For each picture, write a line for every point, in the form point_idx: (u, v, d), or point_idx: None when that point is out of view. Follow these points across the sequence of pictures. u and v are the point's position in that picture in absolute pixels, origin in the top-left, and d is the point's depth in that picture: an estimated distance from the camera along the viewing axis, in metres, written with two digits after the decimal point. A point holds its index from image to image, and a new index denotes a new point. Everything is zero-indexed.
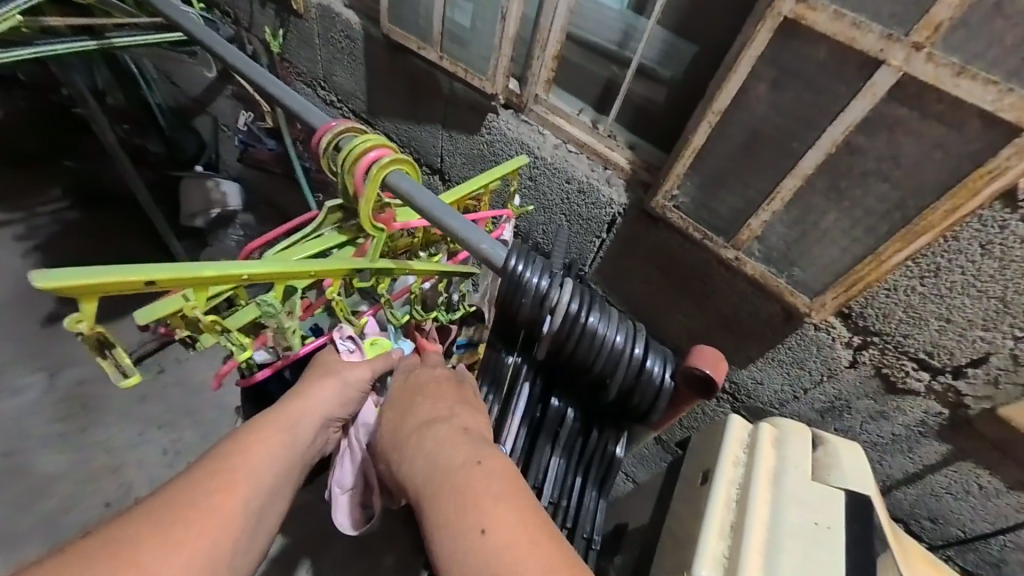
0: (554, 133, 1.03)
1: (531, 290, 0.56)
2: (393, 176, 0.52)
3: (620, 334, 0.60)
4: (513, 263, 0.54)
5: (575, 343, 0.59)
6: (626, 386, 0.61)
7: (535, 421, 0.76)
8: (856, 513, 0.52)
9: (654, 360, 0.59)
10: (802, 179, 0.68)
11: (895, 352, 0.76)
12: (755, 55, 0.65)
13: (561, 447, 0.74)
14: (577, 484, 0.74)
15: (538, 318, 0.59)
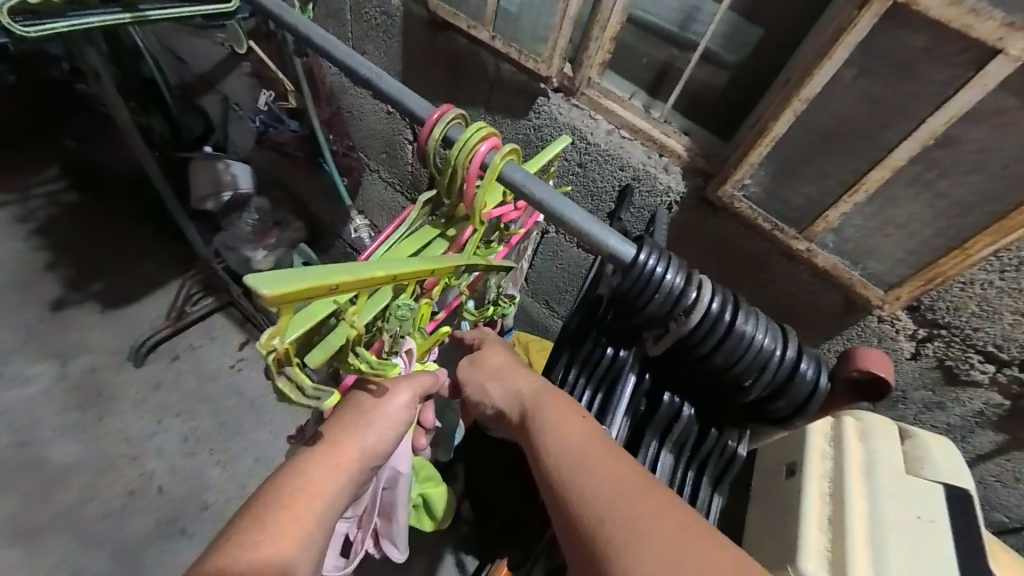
0: (606, 118, 0.98)
1: (668, 288, 0.53)
2: (506, 169, 0.56)
3: (767, 335, 0.57)
4: (643, 257, 0.53)
5: (712, 342, 0.56)
6: (768, 388, 0.59)
7: (639, 417, 0.69)
8: (954, 506, 0.53)
9: (808, 363, 0.57)
10: (890, 171, 0.67)
11: (962, 345, 0.76)
12: (854, 41, 0.62)
13: (671, 444, 0.67)
14: (689, 478, 0.67)
15: (673, 315, 0.56)
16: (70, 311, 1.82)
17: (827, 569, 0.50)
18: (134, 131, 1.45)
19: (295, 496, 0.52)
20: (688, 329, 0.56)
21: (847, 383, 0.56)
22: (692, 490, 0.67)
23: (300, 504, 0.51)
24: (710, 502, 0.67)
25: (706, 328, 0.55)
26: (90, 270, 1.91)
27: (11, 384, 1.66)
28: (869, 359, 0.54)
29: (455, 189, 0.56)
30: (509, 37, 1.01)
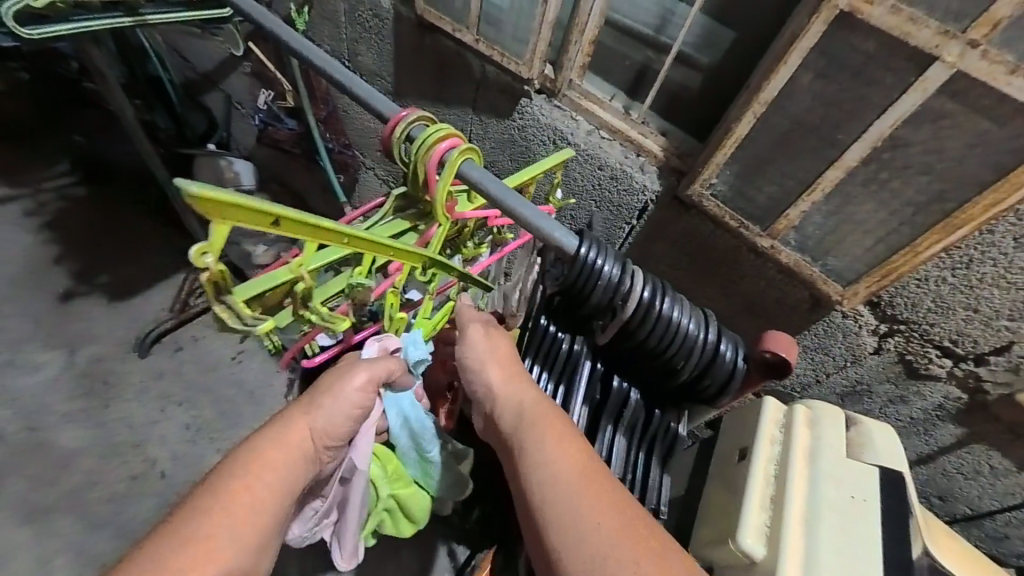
0: (586, 119, 1.01)
1: (607, 277, 0.58)
2: (464, 165, 0.60)
3: (692, 321, 0.62)
4: (584, 250, 0.57)
5: (648, 328, 0.60)
6: (697, 371, 0.63)
7: (595, 403, 0.76)
8: (890, 488, 0.56)
9: (727, 344, 0.61)
10: (845, 171, 0.70)
11: (920, 340, 0.79)
12: (807, 46, 0.65)
13: (625, 426, 0.74)
14: (642, 459, 0.73)
15: (613, 305, 0.61)
16: (77, 303, 1.89)
17: (764, 543, 0.53)
18: (139, 129, 1.51)
19: (254, 466, 0.57)
20: (626, 317, 0.61)
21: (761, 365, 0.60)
22: (643, 468, 0.73)
23: (257, 474, 0.56)
24: (660, 480, 0.73)
25: (641, 316, 0.60)
26: (97, 263, 1.98)
27: (21, 372, 1.73)
28: (778, 342, 0.59)
29: (419, 183, 0.60)
30: (491, 40, 1.04)
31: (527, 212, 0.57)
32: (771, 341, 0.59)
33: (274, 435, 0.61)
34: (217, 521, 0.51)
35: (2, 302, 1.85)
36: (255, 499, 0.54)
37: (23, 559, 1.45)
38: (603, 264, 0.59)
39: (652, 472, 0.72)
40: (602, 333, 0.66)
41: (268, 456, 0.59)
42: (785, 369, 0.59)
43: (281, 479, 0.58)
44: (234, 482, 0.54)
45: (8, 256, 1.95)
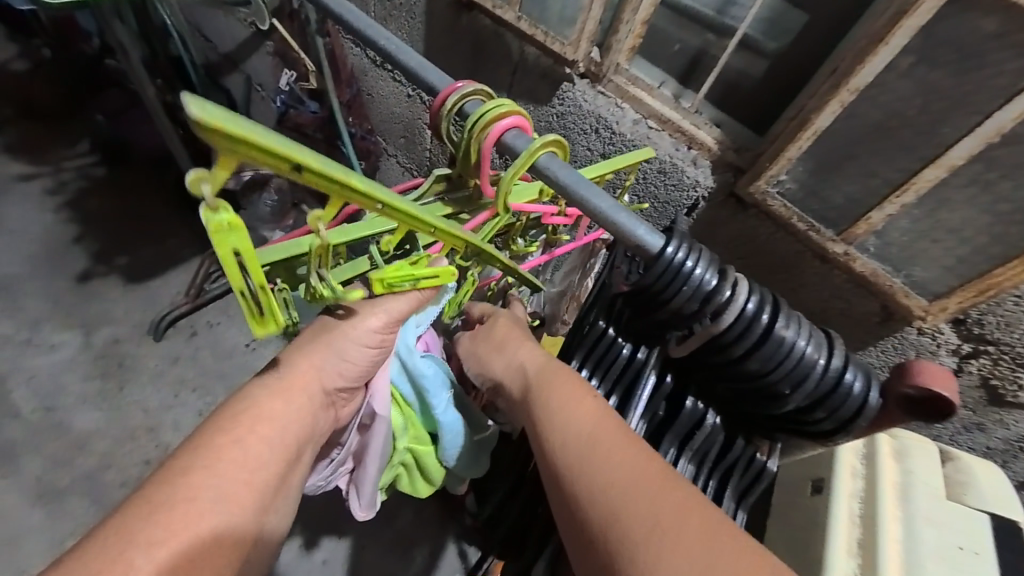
0: (633, 107, 0.93)
1: (698, 281, 0.50)
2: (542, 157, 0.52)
3: (809, 344, 0.52)
4: (671, 249, 0.50)
5: (749, 345, 0.52)
6: (808, 401, 0.53)
7: (658, 421, 0.63)
8: (1002, 538, 0.49)
9: (853, 374, 0.51)
10: (947, 170, 0.62)
11: (1010, 364, 0.70)
12: (914, 25, 0.57)
13: (693, 452, 0.62)
14: (711, 490, 0.62)
15: (702, 313, 0.52)
16: (94, 284, 1.87)
17: None
18: (159, 108, 1.46)
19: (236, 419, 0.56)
20: (722, 329, 0.52)
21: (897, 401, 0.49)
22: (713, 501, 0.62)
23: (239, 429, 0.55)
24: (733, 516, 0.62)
25: (742, 327, 0.52)
26: (115, 244, 1.96)
27: (39, 350, 1.72)
28: (928, 373, 0.47)
29: (470, 164, 0.53)
30: (534, 20, 0.97)
31: (601, 205, 0.50)
32: (914, 373, 0.47)
33: (272, 390, 0.59)
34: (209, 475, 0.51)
35: (22, 280, 1.84)
36: (251, 449, 0.54)
37: (38, 540, 1.45)
38: (693, 267, 0.50)
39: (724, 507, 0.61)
40: (679, 346, 0.58)
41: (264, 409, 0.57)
42: (934, 409, 0.46)
43: (271, 434, 0.56)
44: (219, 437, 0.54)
45: (26, 234, 1.93)
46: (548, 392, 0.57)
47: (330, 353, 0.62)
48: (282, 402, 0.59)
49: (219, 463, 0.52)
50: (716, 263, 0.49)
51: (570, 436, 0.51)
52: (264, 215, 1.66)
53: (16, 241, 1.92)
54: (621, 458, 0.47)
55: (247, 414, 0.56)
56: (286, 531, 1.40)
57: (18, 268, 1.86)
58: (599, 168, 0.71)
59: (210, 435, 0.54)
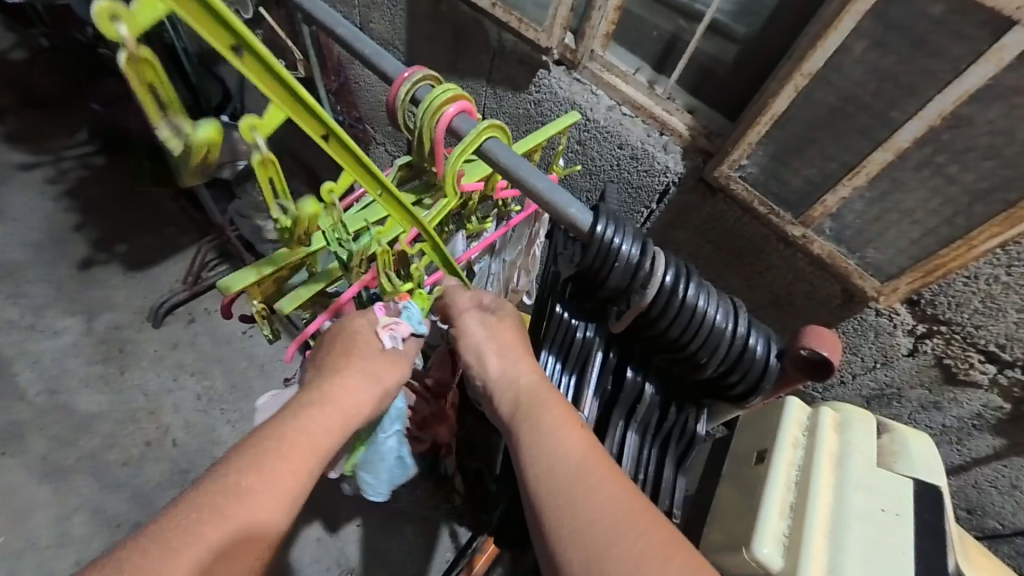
0: (608, 93, 0.95)
1: (626, 257, 0.52)
2: (485, 141, 0.56)
3: (720, 311, 0.56)
4: (600, 228, 0.52)
5: (670, 316, 0.55)
6: (725, 365, 0.58)
7: (607, 396, 0.66)
8: (926, 502, 0.51)
9: (757, 338, 0.56)
10: (896, 153, 0.64)
11: (962, 343, 0.72)
12: (863, 10, 0.58)
13: (637, 423, 0.65)
14: (654, 458, 0.66)
15: (632, 287, 0.54)
16: (96, 271, 1.92)
17: (782, 552, 0.50)
18: None
19: (291, 441, 0.53)
20: (647, 303, 0.54)
21: (795, 361, 0.54)
22: (656, 468, 0.66)
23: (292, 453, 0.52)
24: (673, 481, 0.67)
25: (663, 301, 0.54)
26: (114, 232, 2.00)
27: (42, 335, 1.77)
28: (822, 339, 0.51)
29: (425, 152, 0.57)
30: (511, 5, 0.98)
31: (541, 185, 0.54)
32: (808, 336, 0.52)
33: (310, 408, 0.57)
34: (249, 506, 0.47)
35: (25, 267, 1.89)
36: (299, 471, 0.52)
37: (46, 515, 1.51)
38: (620, 244, 0.53)
39: (665, 473, 0.66)
40: (617, 322, 0.61)
41: (311, 430, 0.55)
42: (826, 368, 0.52)
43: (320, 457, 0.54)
44: (265, 470, 0.50)
45: (29, 222, 1.98)
46: (538, 417, 0.55)
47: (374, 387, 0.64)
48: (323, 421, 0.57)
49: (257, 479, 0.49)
50: (639, 238, 0.52)
51: (558, 466, 0.50)
52: (259, 204, 1.69)
53: (18, 228, 1.96)
54: (613, 497, 0.47)
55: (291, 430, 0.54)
56: None
57: (21, 255, 1.91)
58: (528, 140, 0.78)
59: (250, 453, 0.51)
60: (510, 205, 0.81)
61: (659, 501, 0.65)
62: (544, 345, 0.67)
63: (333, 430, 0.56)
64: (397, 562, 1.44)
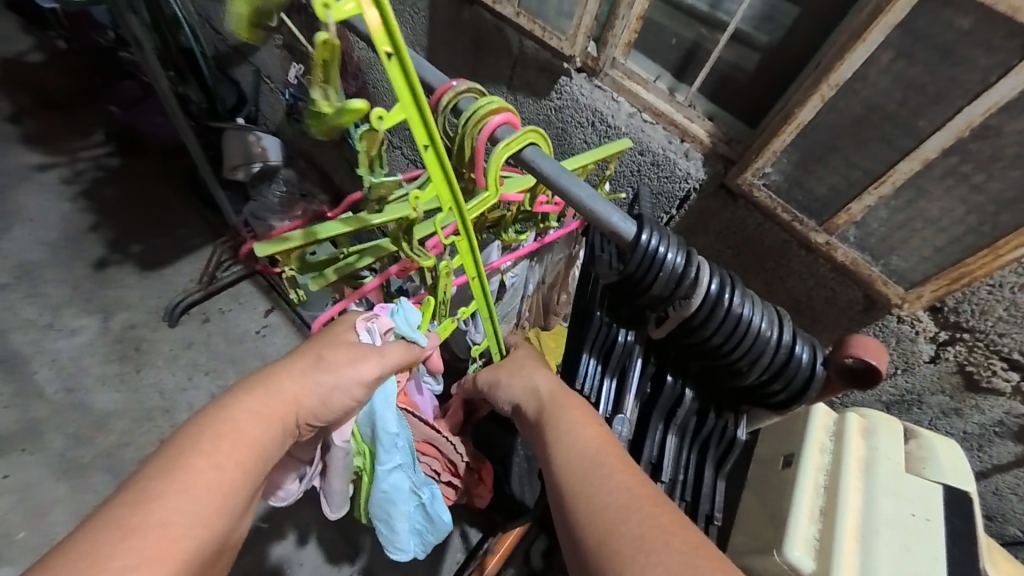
0: (628, 100, 0.96)
1: (671, 266, 0.53)
2: (527, 148, 0.58)
3: (765, 320, 0.56)
4: (644, 238, 0.53)
5: (714, 324, 0.56)
6: (767, 374, 0.58)
7: (645, 399, 0.67)
8: (955, 507, 0.52)
9: (803, 346, 0.56)
10: (921, 162, 0.65)
11: (985, 350, 0.73)
12: (892, 22, 0.59)
13: (674, 426, 0.65)
14: (692, 462, 0.65)
15: (676, 294, 0.55)
16: (111, 271, 1.94)
17: (813, 556, 0.51)
18: (173, 101, 1.52)
19: (221, 429, 0.49)
20: (691, 311, 0.56)
21: (838, 370, 0.54)
22: (695, 470, 0.65)
23: (224, 441, 0.49)
24: (713, 486, 0.65)
25: (707, 310, 0.55)
26: (130, 233, 2.03)
27: (59, 334, 1.80)
28: (868, 348, 0.52)
29: (465, 157, 0.58)
30: (533, 15, 1.00)
31: (583, 195, 0.55)
32: (853, 344, 0.53)
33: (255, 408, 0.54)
34: (167, 509, 0.42)
35: (43, 267, 1.91)
36: (239, 464, 0.49)
37: (63, 512, 1.53)
38: (664, 252, 0.54)
39: (705, 476, 0.64)
40: (658, 328, 0.62)
41: (253, 417, 0.53)
42: (870, 377, 0.52)
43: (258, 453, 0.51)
44: (195, 460, 0.46)
45: (46, 222, 2.01)
46: (558, 414, 0.58)
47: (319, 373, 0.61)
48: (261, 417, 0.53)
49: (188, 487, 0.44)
50: (684, 247, 0.52)
51: (572, 454, 0.52)
52: (274, 205, 1.69)
53: (36, 228, 1.99)
54: (620, 482, 0.47)
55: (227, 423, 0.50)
56: (294, 506, 1.47)
57: (39, 254, 1.94)
58: (582, 159, 0.78)
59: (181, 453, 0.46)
60: (549, 222, 0.80)
61: (699, 506, 0.63)
62: (584, 351, 0.67)
63: (274, 420, 0.54)
64: (409, 562, 1.44)
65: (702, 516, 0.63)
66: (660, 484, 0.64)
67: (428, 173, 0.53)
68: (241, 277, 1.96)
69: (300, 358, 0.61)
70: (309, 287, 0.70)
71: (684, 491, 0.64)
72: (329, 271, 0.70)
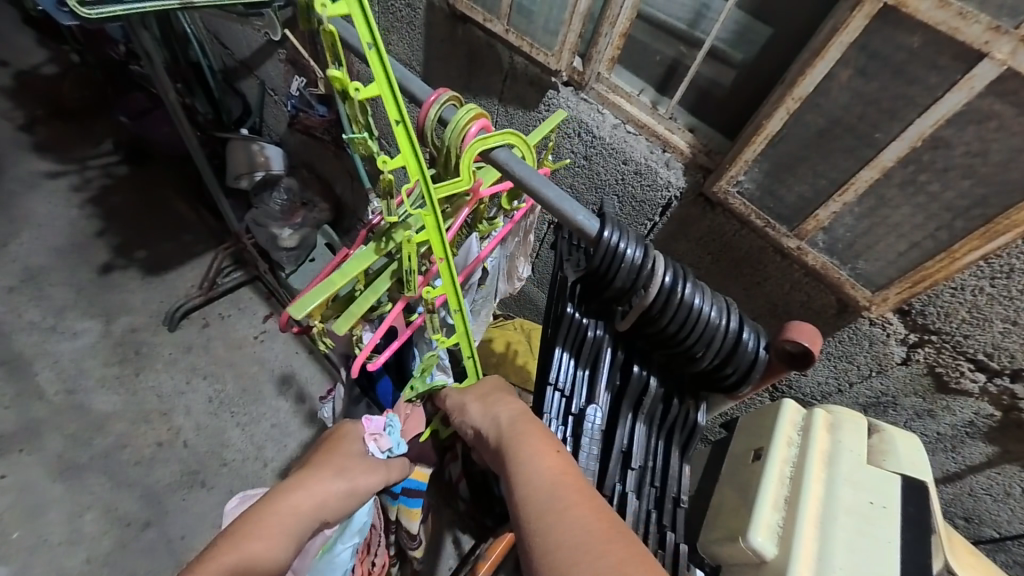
0: (613, 112, 1.01)
1: (631, 260, 0.57)
2: (500, 151, 0.62)
3: (715, 307, 0.59)
4: (607, 234, 0.57)
5: (669, 314, 0.59)
6: (719, 360, 0.62)
7: (616, 390, 0.70)
8: (911, 497, 0.54)
9: (749, 332, 0.59)
10: (881, 171, 0.68)
11: (952, 352, 0.75)
12: (847, 41, 0.63)
13: (644, 415, 0.68)
14: (661, 448, 0.69)
15: (635, 287, 0.59)
16: (115, 275, 1.98)
17: (774, 543, 0.53)
18: (180, 112, 1.58)
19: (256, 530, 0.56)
20: (648, 303, 0.59)
21: (780, 354, 0.57)
22: (664, 456, 0.69)
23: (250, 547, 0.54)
24: (681, 469, 0.69)
25: (662, 301, 0.58)
26: (136, 239, 2.08)
27: (62, 336, 1.83)
28: (803, 332, 0.55)
29: (452, 164, 0.63)
30: (522, 31, 1.05)
31: (552, 195, 0.60)
32: (791, 330, 0.55)
33: (290, 489, 0.62)
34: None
35: (48, 271, 1.96)
36: (269, 544, 0.56)
37: (59, 512, 1.55)
38: (624, 248, 0.57)
39: (672, 461, 0.68)
40: (622, 320, 0.65)
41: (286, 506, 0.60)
42: (806, 360, 0.55)
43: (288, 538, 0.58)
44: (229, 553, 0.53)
45: (53, 227, 2.06)
46: (519, 445, 0.59)
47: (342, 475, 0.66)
48: (291, 505, 0.60)
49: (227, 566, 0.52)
50: (642, 242, 0.56)
51: (533, 488, 0.53)
52: (275, 214, 1.78)
53: (44, 233, 2.04)
54: (579, 515, 0.49)
55: (263, 515, 0.58)
56: None
57: (46, 259, 1.98)
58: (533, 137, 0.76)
59: (225, 542, 0.54)
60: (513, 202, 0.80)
61: (668, 489, 0.67)
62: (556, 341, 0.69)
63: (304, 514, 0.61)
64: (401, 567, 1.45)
65: (671, 499, 0.67)
66: (632, 469, 0.67)
67: (399, 146, 0.56)
68: (241, 282, 2.00)
69: (309, 471, 0.66)
70: (339, 331, 0.63)
71: (654, 477, 0.67)
72: (355, 308, 0.64)
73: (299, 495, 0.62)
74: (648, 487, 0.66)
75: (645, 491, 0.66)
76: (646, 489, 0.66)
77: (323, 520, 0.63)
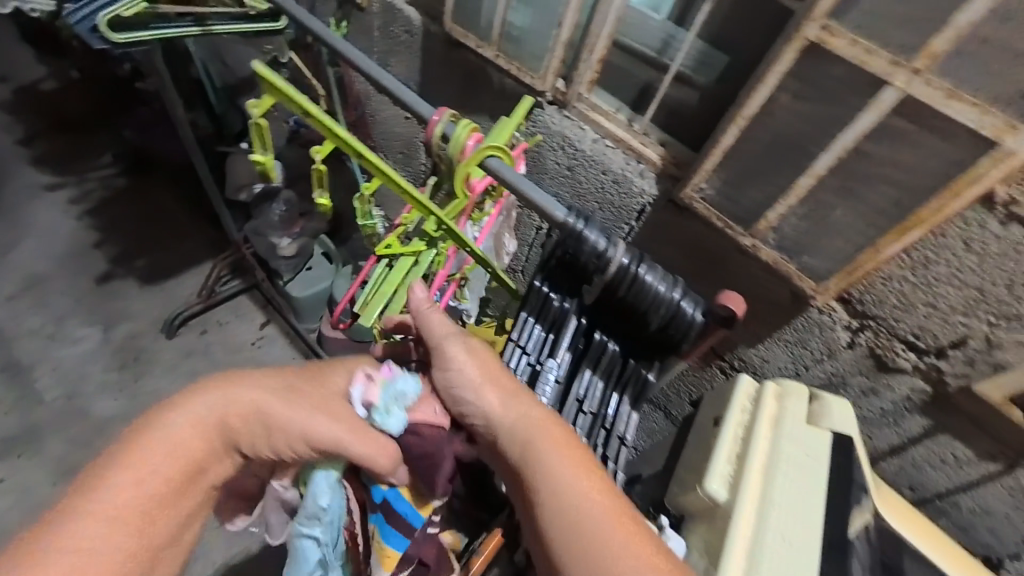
0: (593, 128, 1.12)
1: (593, 244, 0.67)
2: (490, 160, 0.71)
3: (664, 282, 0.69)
4: (571, 220, 0.68)
5: (623, 287, 0.69)
6: (664, 324, 0.71)
7: (578, 352, 0.79)
8: (839, 448, 0.65)
9: (690, 303, 0.69)
10: (816, 178, 0.80)
11: (888, 334, 0.86)
12: (782, 70, 0.75)
13: (601, 370, 0.79)
14: (615, 401, 0.80)
15: (595, 265, 0.69)
16: (114, 284, 2.03)
17: (727, 490, 0.62)
18: (186, 127, 1.67)
19: (135, 481, 0.50)
20: (608, 278, 0.69)
21: (716, 318, 0.68)
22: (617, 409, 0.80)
23: (123, 500, 0.49)
24: (629, 417, 0.80)
25: (619, 278, 0.68)
26: (135, 248, 2.13)
27: (61, 344, 1.87)
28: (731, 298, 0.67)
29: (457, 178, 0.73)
30: (511, 56, 1.18)
31: (535, 194, 0.69)
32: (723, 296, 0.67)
33: (180, 415, 0.54)
34: (78, 520, 0.47)
35: (48, 280, 2.00)
36: (143, 470, 0.51)
37: None
38: (589, 233, 0.68)
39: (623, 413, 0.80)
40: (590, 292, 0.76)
41: (173, 437, 0.53)
42: (732, 322, 0.66)
43: (186, 458, 0.53)
44: (112, 478, 0.50)
45: (52, 238, 2.11)
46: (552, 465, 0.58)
47: (262, 394, 0.60)
48: (181, 425, 0.54)
49: (98, 503, 0.48)
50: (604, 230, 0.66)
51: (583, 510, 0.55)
52: (275, 223, 1.83)
53: (44, 243, 2.09)
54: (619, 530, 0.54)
55: (146, 446, 0.52)
56: None
57: (46, 268, 2.03)
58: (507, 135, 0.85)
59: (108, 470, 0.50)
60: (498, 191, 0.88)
61: (619, 431, 0.79)
62: (522, 308, 0.78)
63: (203, 444, 0.55)
64: None
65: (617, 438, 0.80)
66: (584, 415, 0.79)
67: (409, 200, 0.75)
68: (240, 290, 2.05)
69: (198, 398, 0.56)
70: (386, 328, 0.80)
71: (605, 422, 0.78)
72: (394, 305, 0.80)
73: (184, 424, 0.54)
74: (597, 433, 0.79)
75: (600, 434, 0.79)
76: (595, 435, 0.79)
77: (231, 451, 0.58)
